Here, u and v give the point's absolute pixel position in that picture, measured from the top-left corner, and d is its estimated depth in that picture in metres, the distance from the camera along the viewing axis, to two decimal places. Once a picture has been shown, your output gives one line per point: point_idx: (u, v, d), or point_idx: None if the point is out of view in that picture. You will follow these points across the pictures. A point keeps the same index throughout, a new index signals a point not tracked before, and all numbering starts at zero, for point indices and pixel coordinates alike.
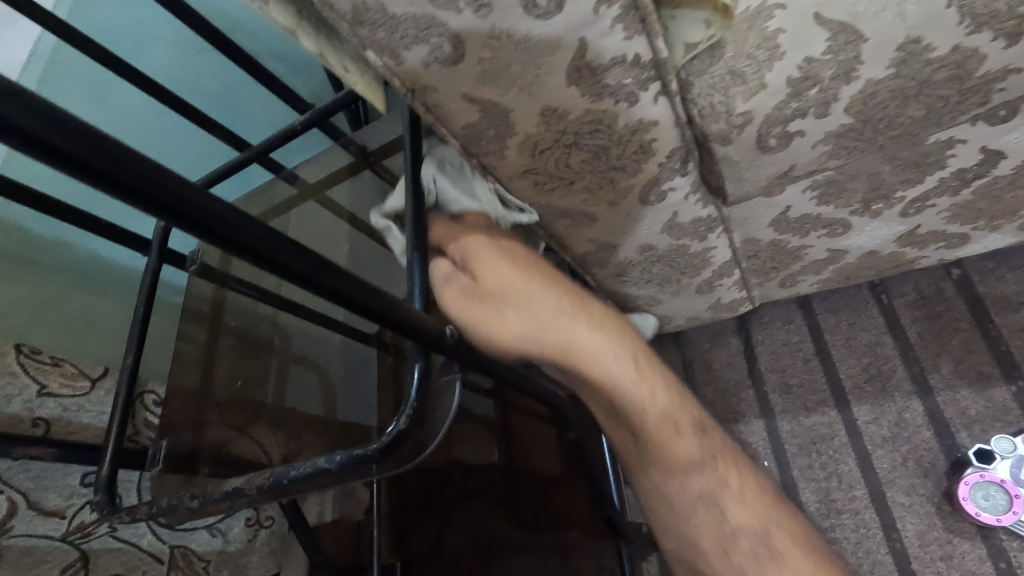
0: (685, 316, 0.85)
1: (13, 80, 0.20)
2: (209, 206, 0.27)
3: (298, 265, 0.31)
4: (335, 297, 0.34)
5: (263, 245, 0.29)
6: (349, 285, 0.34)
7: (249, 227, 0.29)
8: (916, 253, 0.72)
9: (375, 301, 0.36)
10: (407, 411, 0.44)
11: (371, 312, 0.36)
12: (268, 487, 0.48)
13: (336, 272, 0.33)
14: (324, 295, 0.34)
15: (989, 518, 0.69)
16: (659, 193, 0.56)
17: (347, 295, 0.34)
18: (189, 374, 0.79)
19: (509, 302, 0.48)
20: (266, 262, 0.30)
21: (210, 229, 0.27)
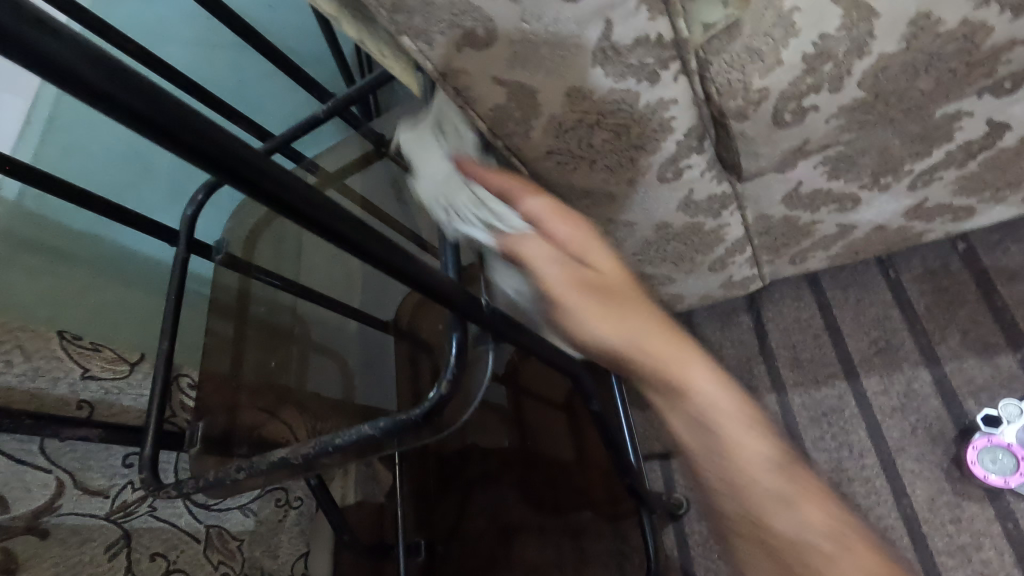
0: (697, 295, 0.87)
1: (91, 39, 0.21)
2: (285, 179, 0.29)
3: (361, 238, 0.33)
4: (391, 269, 0.36)
5: (328, 220, 0.31)
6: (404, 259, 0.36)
7: (319, 205, 0.31)
8: (924, 226, 0.74)
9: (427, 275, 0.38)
10: (447, 377, 0.46)
11: (416, 280, 0.38)
12: (315, 457, 0.50)
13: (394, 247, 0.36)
14: (371, 262, 0.35)
15: (996, 480, 0.72)
16: (677, 171, 0.58)
17: (394, 262, 0.36)
18: (220, 361, 0.81)
19: (595, 315, 0.42)
20: (331, 235, 0.32)
21: (282, 201, 0.29)
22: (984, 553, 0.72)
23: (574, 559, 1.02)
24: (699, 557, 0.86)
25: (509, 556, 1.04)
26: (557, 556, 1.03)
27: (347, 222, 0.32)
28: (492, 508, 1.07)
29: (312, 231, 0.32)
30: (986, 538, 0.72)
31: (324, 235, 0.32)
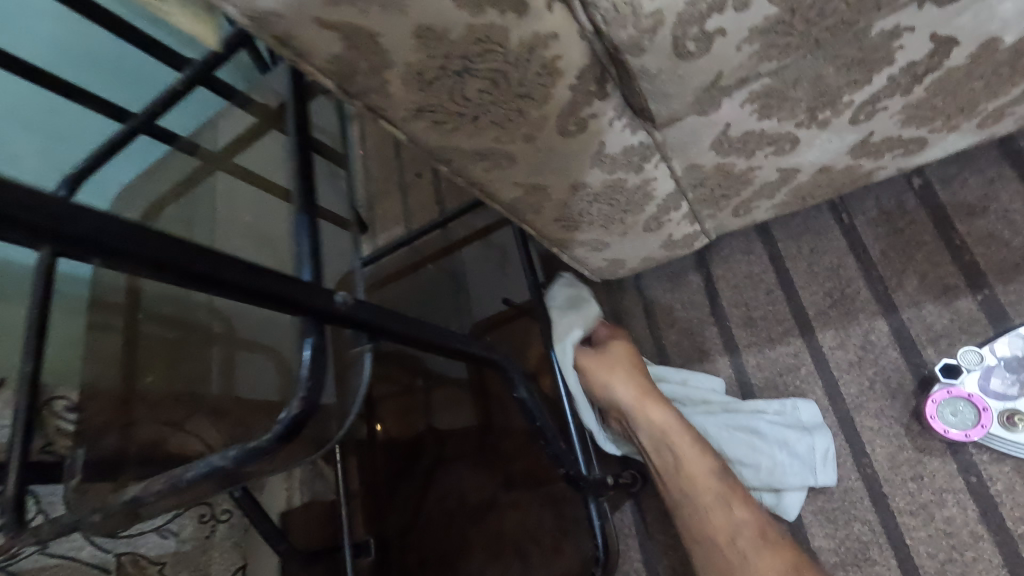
0: (639, 258, 0.80)
1: None
2: (75, 215, 0.28)
3: (187, 263, 0.32)
4: (230, 289, 0.34)
5: (111, 238, 0.29)
6: (224, 268, 0.34)
7: (96, 224, 0.29)
8: (872, 164, 0.68)
9: (263, 280, 0.36)
10: (302, 393, 0.39)
11: (260, 293, 0.36)
12: (168, 493, 0.43)
13: (210, 254, 0.33)
14: (213, 287, 0.34)
15: (957, 435, 0.67)
16: (579, 121, 0.49)
17: (235, 282, 0.34)
18: (110, 376, 0.73)
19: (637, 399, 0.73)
20: (107, 252, 0.29)
21: (45, 228, 0.27)
22: (947, 510, 0.67)
23: (531, 534, 0.97)
24: (658, 534, 0.81)
25: (464, 542, 1.01)
26: (533, 530, 0.97)
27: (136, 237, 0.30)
28: (453, 492, 1.04)
29: (124, 266, 0.30)
30: (948, 494, 0.68)
31: (112, 257, 0.30)
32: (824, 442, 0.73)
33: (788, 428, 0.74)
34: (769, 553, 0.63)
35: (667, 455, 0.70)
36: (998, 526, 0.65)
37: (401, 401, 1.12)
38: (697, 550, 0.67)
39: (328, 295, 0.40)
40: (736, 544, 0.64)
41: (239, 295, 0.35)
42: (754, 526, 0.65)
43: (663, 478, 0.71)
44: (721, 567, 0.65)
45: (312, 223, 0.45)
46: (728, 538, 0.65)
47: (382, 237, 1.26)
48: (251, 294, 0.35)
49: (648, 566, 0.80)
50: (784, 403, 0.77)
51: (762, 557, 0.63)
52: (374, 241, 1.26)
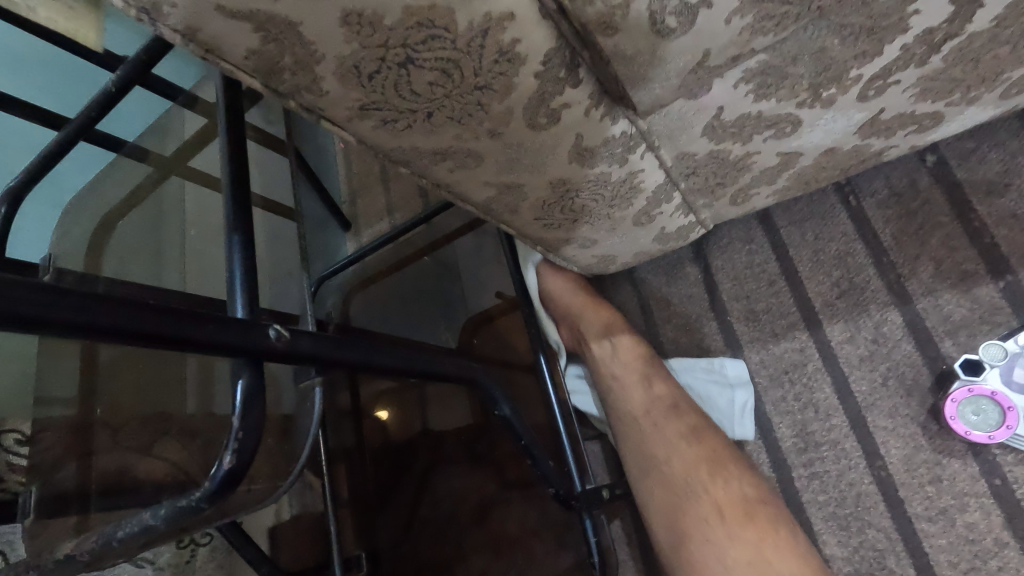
0: (630, 253, 0.74)
1: None
2: None
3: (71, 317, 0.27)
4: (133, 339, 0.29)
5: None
6: (120, 317, 0.29)
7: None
8: (882, 144, 0.62)
9: (175, 325, 0.31)
10: (233, 444, 0.34)
11: (170, 340, 0.31)
12: (100, 555, 0.38)
13: (98, 301, 0.28)
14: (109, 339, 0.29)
15: (980, 436, 0.62)
16: (551, 113, 0.44)
17: (136, 331, 0.29)
18: (70, 402, 0.69)
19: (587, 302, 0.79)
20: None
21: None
22: (969, 516, 0.63)
23: (529, 536, 0.93)
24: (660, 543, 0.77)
25: (462, 546, 0.98)
26: (536, 531, 0.93)
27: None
28: (449, 496, 1.01)
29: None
30: (970, 498, 0.63)
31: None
32: (746, 397, 0.75)
33: (711, 383, 0.75)
34: (676, 421, 0.66)
35: (603, 345, 0.75)
36: None
37: (390, 400, 1.08)
38: (618, 423, 0.71)
39: (259, 329, 0.35)
40: (650, 415, 0.68)
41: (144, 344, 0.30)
42: (667, 400, 0.68)
43: (601, 377, 0.75)
44: (636, 438, 0.68)
45: (246, 242, 0.39)
46: (644, 409, 0.68)
47: (365, 234, 1.21)
48: (158, 341, 0.30)
49: None
50: (710, 360, 0.77)
51: (671, 426, 0.66)
52: (358, 239, 1.20)
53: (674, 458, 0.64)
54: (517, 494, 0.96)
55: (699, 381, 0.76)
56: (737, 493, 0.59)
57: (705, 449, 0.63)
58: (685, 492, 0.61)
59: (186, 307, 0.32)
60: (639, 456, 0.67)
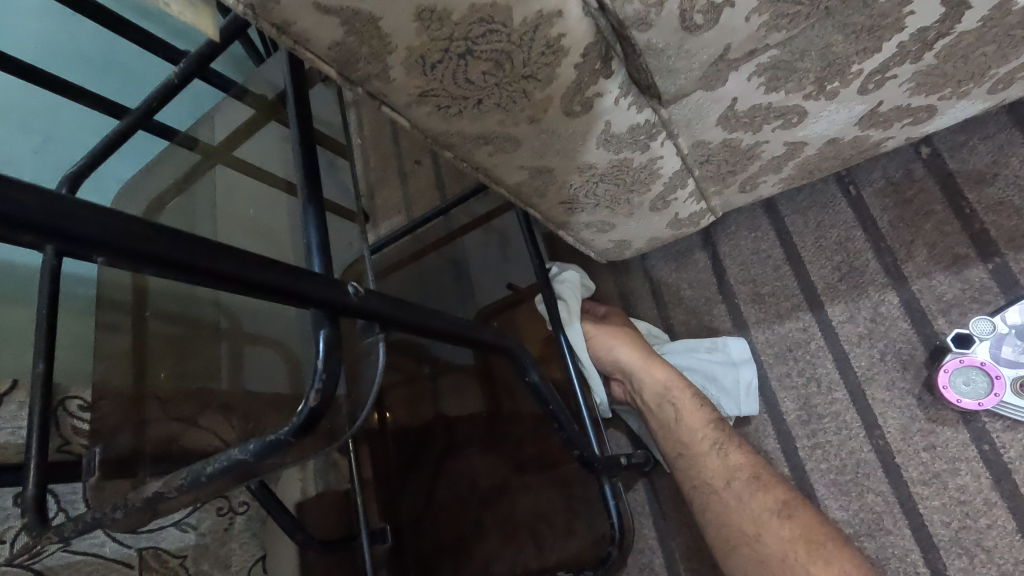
0: (645, 238, 0.79)
1: None
2: (82, 215, 0.28)
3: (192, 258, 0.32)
4: (239, 282, 0.34)
5: (120, 236, 0.29)
6: (234, 265, 0.34)
7: (100, 221, 0.28)
8: (880, 135, 0.67)
9: (274, 276, 0.35)
10: (316, 387, 0.39)
11: (266, 286, 0.35)
12: (188, 489, 0.43)
13: (217, 250, 0.33)
14: (218, 282, 0.34)
15: (970, 404, 0.67)
16: (585, 101, 0.49)
17: (242, 275, 0.34)
18: (122, 374, 0.74)
19: (655, 362, 0.78)
20: (116, 251, 0.29)
21: (43, 226, 0.26)
22: (960, 479, 0.68)
23: (546, 515, 0.98)
24: (671, 512, 0.82)
25: (479, 525, 1.02)
26: (547, 512, 0.98)
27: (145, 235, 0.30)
28: (465, 477, 1.05)
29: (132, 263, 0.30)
30: (961, 463, 0.68)
31: (118, 255, 0.29)
32: (749, 375, 0.79)
33: (713, 362, 0.80)
34: (761, 492, 0.66)
35: (668, 408, 0.75)
36: (1012, 493, 0.65)
37: (406, 390, 1.11)
38: (697, 495, 0.70)
39: (336, 285, 0.40)
40: (734, 488, 0.68)
41: (249, 289, 0.35)
42: (751, 472, 0.68)
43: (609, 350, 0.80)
44: (719, 512, 0.68)
45: (318, 215, 0.44)
46: (724, 481, 0.68)
47: (383, 226, 1.25)
48: (259, 288, 0.35)
49: (664, 545, 0.81)
50: (714, 341, 0.82)
51: (763, 505, 0.65)
52: (376, 231, 1.25)
53: (772, 538, 0.63)
54: (531, 478, 1.01)
55: (700, 361, 0.80)
56: (841, 574, 0.57)
57: (799, 525, 0.62)
58: (784, 574, 0.60)
59: (280, 261, 0.36)
60: (722, 532, 0.67)
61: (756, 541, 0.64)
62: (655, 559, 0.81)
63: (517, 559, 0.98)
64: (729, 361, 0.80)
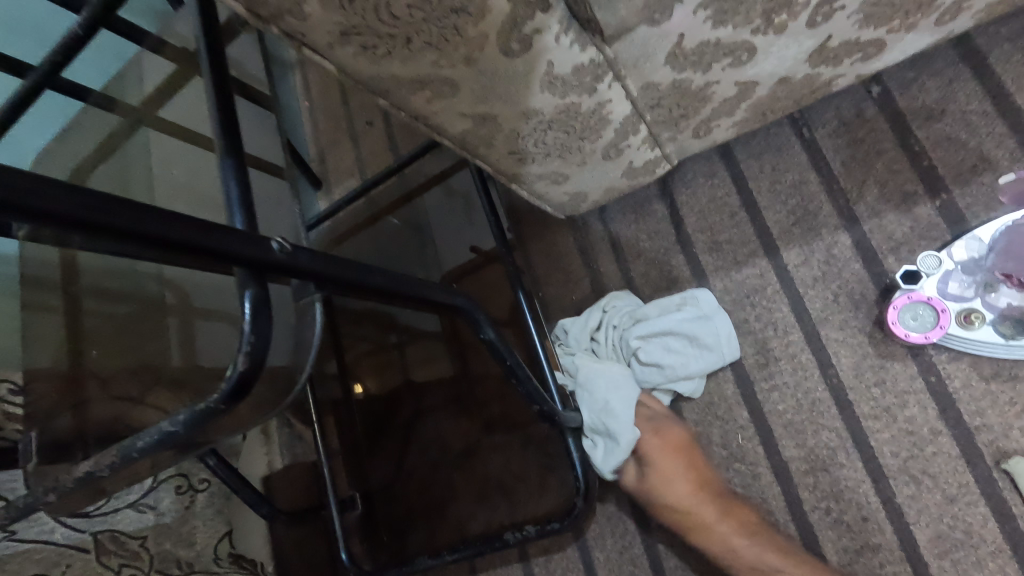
0: (600, 189, 0.78)
1: None
2: None
3: (89, 215, 0.29)
4: (146, 240, 0.32)
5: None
6: (130, 218, 0.31)
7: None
8: (831, 72, 0.66)
9: (180, 229, 0.33)
10: (246, 349, 0.36)
11: (177, 244, 0.33)
12: (120, 465, 0.41)
13: (115, 204, 0.30)
14: (123, 239, 0.31)
15: (918, 337, 0.68)
16: (523, 38, 0.46)
17: (144, 231, 0.31)
18: (58, 356, 0.70)
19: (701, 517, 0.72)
20: (1, 209, 0.27)
21: None
22: (909, 411, 0.70)
23: (515, 471, 0.97)
24: None
25: (452, 487, 1.02)
26: (517, 470, 0.98)
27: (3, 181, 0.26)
28: (434, 441, 1.04)
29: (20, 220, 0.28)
30: (910, 396, 0.70)
31: (2, 212, 0.27)
32: (726, 324, 0.78)
33: (695, 319, 0.78)
34: None
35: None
36: (956, 421, 0.68)
37: (370, 359, 1.10)
38: None
39: (258, 240, 0.37)
40: None
41: (145, 243, 0.32)
42: None
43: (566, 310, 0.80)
44: None
45: (240, 170, 0.41)
46: None
47: (336, 191, 1.20)
48: (170, 246, 0.33)
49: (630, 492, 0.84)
50: (685, 296, 0.80)
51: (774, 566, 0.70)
52: (330, 196, 1.20)
53: None
54: (498, 438, 1.00)
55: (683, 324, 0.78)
56: None
57: None
58: None
59: (190, 215, 0.34)
60: None
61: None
62: (622, 506, 0.84)
63: (486, 517, 0.98)
64: (711, 312, 0.79)
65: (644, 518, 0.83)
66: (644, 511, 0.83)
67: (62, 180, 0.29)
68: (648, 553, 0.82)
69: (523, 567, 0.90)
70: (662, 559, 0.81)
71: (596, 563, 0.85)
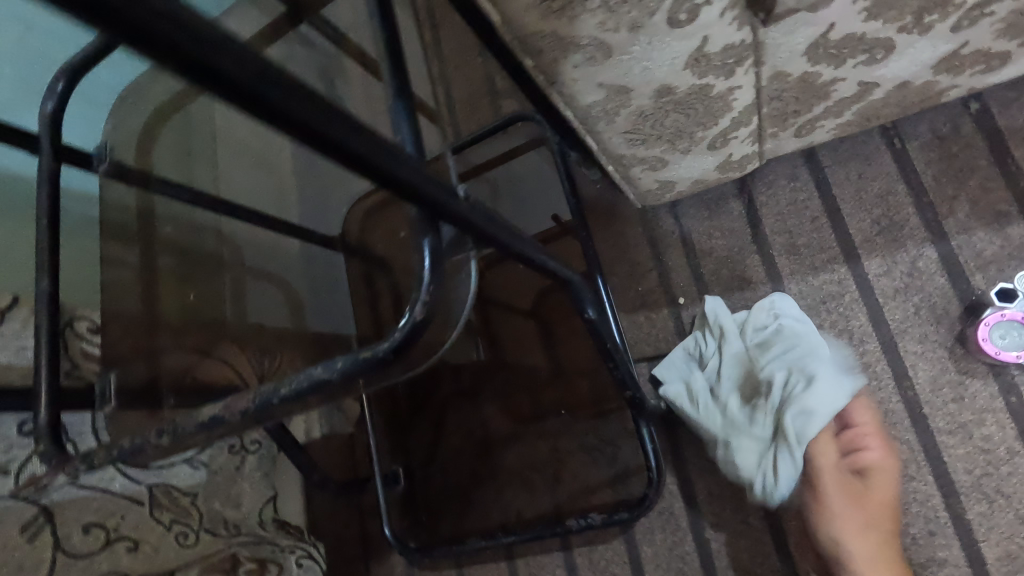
0: (690, 180, 0.76)
1: None
2: (236, 50, 0.23)
3: (332, 131, 0.27)
4: (368, 168, 0.30)
5: (212, 51, 0.22)
6: (364, 142, 0.28)
7: (253, 62, 0.23)
8: (948, 82, 0.65)
9: (396, 161, 0.30)
10: (422, 299, 0.35)
11: (390, 177, 0.31)
12: (254, 413, 0.39)
13: (353, 124, 0.28)
14: (346, 163, 0.29)
15: (1008, 356, 0.69)
16: (692, 10, 0.45)
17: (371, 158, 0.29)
18: (126, 298, 0.66)
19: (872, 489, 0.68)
20: (260, 105, 0.24)
21: (200, 60, 0.22)
22: (986, 429, 0.70)
23: (552, 460, 0.97)
24: (692, 458, 0.83)
25: (490, 472, 1.00)
26: (554, 462, 0.96)
27: (250, 62, 0.23)
28: (475, 422, 1.02)
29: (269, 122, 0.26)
30: (988, 414, 0.70)
31: (258, 111, 0.25)
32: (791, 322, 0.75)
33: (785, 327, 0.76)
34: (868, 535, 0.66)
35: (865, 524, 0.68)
36: None
37: None
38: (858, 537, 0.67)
39: (447, 186, 0.35)
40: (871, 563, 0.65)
41: (347, 162, 0.29)
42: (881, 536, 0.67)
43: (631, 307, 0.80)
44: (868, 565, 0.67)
45: (412, 112, 0.39)
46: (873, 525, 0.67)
47: None
48: (385, 178, 0.31)
49: (685, 490, 0.83)
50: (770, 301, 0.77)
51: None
52: None
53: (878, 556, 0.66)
54: (542, 427, 0.98)
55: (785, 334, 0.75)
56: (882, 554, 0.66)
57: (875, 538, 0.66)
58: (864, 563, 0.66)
59: (404, 149, 0.32)
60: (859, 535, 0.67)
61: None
62: (675, 502, 0.83)
63: (519, 503, 0.97)
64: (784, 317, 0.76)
65: (698, 515, 0.82)
66: (698, 509, 0.82)
67: (287, 73, 0.26)
68: (699, 551, 0.81)
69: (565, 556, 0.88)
70: (714, 558, 0.80)
71: (643, 558, 0.84)
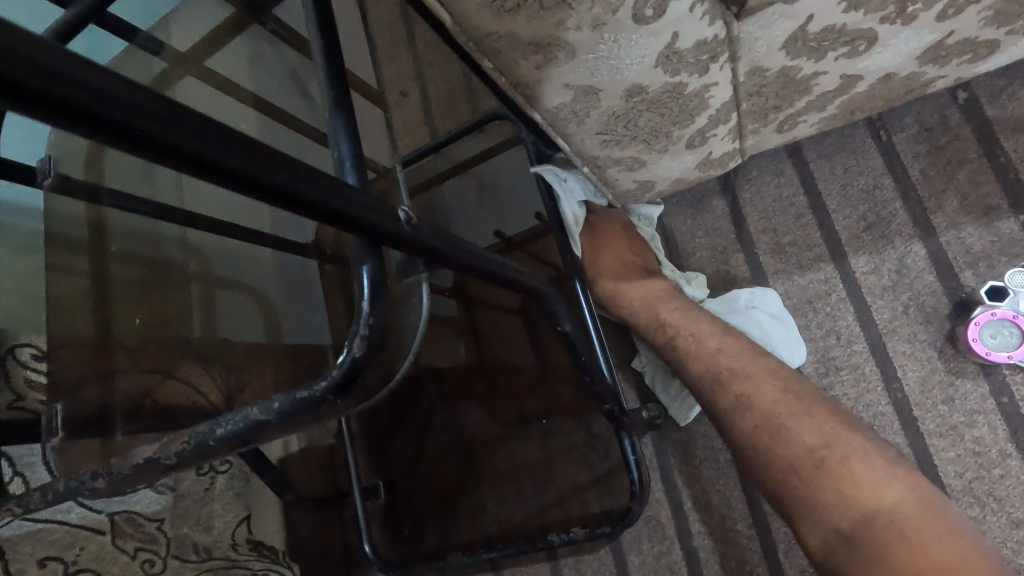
0: (670, 179, 0.73)
1: None
2: (128, 97, 0.21)
3: (244, 168, 0.25)
4: (295, 202, 0.27)
5: (98, 99, 0.20)
6: (285, 175, 0.26)
7: (147, 108, 0.21)
8: (934, 73, 0.62)
9: (325, 192, 0.28)
10: (362, 332, 0.32)
11: (321, 209, 0.28)
12: (192, 454, 0.36)
13: (273, 158, 0.26)
14: (270, 199, 0.27)
15: (999, 356, 0.66)
16: (659, 4, 0.42)
17: (296, 190, 0.27)
18: (79, 320, 0.63)
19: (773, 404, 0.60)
20: (162, 149, 0.22)
21: (85, 111, 0.20)
22: (977, 431, 0.68)
23: (540, 464, 0.93)
24: (679, 465, 0.81)
25: (473, 480, 0.97)
26: (538, 468, 0.93)
27: (139, 105, 0.21)
28: (457, 429, 0.99)
29: (175, 166, 0.24)
30: (979, 415, 0.68)
31: (163, 156, 0.23)
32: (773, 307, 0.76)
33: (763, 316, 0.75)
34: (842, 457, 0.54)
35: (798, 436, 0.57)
36: None
37: None
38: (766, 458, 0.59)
39: (387, 209, 0.32)
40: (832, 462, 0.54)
41: (262, 195, 0.26)
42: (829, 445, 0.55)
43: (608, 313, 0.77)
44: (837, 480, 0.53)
45: (353, 129, 0.37)
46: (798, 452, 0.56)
47: None
48: (313, 210, 0.28)
49: (672, 498, 0.81)
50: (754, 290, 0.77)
51: (900, 496, 0.50)
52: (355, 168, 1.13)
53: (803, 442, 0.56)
54: (526, 433, 0.95)
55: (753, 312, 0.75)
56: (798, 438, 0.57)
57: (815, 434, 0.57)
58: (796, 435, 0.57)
59: (337, 177, 0.29)
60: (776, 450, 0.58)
61: (796, 524, 0.56)
62: (662, 510, 0.81)
63: (504, 511, 0.94)
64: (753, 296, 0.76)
65: (685, 523, 0.80)
66: (685, 517, 0.80)
67: (193, 111, 0.24)
68: (687, 561, 0.79)
69: (551, 567, 0.86)
70: (701, 567, 0.78)
71: (630, 567, 0.82)
